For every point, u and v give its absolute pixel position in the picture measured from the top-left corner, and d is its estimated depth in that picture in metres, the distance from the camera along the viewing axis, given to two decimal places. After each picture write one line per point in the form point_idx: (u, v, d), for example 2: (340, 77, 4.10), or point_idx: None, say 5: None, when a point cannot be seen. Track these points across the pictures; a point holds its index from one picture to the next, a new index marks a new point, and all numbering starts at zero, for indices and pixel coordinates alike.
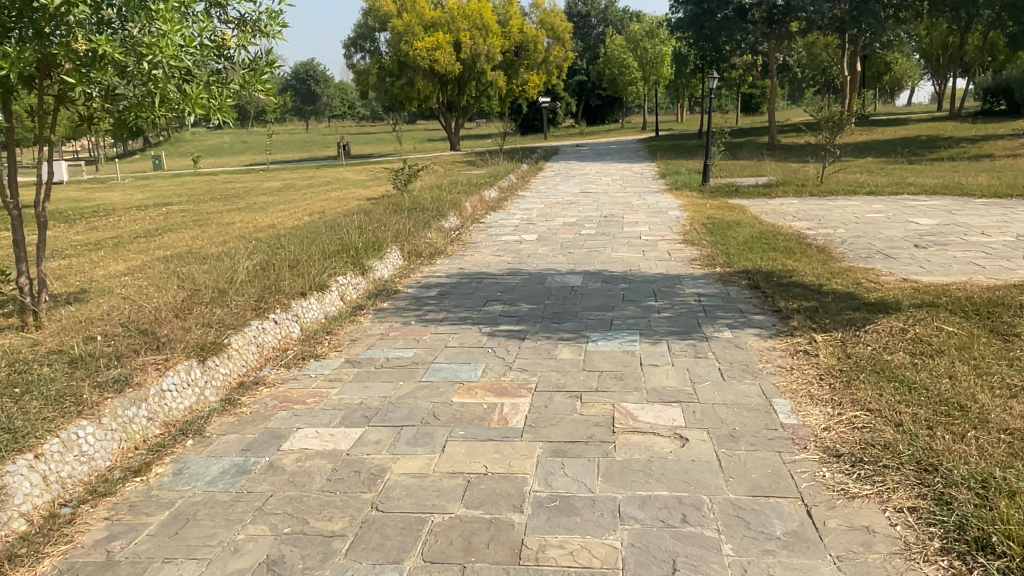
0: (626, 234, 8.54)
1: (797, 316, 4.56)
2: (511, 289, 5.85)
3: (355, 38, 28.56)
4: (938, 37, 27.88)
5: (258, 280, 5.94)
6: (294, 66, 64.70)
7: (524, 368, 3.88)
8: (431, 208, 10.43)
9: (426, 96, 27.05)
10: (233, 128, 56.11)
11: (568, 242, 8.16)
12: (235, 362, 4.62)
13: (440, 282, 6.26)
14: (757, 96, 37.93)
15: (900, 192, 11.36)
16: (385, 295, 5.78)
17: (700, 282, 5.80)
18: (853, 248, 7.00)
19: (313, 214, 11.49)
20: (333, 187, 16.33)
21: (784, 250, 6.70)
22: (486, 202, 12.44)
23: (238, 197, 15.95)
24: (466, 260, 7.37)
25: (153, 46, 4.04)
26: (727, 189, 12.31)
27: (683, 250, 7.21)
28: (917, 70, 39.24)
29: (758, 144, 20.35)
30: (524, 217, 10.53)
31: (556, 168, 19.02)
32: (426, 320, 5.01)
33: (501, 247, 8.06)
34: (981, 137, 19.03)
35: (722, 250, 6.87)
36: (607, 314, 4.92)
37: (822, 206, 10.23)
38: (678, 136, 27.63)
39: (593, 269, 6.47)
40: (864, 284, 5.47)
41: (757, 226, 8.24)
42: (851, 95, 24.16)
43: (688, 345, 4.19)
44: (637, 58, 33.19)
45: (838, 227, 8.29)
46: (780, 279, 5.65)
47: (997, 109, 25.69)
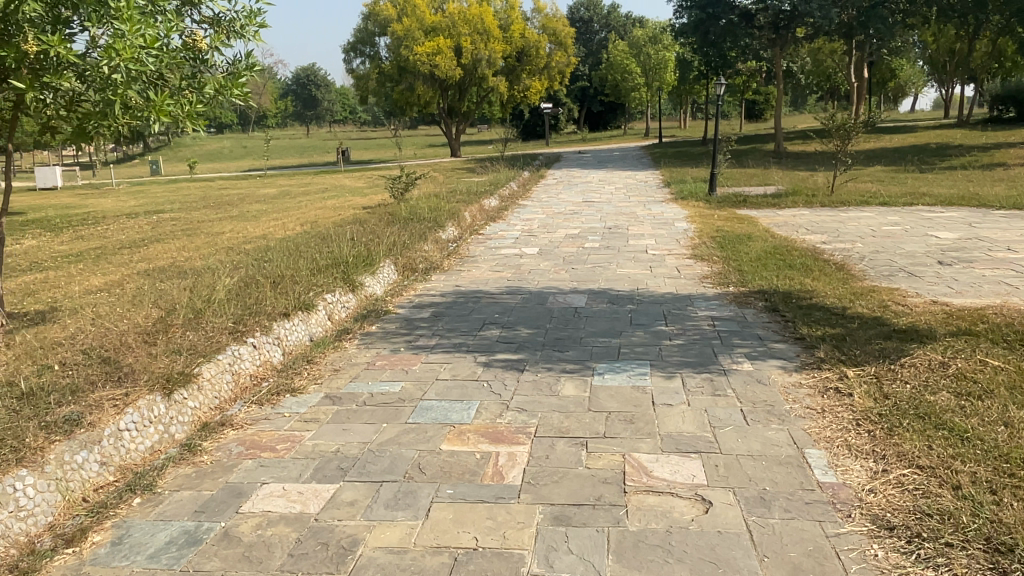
0: (631, 248, 8.14)
1: (823, 346, 4.15)
2: (510, 310, 5.44)
3: (355, 43, 28.23)
4: (945, 43, 27.52)
5: (238, 299, 5.54)
6: (295, 71, 64.49)
7: (522, 408, 3.47)
8: (428, 219, 10.06)
9: (426, 101, 26.73)
10: (233, 134, 55.90)
11: (571, 256, 7.76)
12: (206, 394, 4.23)
13: (434, 301, 5.86)
14: (761, 102, 37.57)
15: (915, 203, 10.96)
16: (374, 316, 5.37)
17: (713, 304, 5.39)
18: (873, 265, 6.59)
19: (306, 224, 11.11)
20: (329, 195, 15.97)
21: (801, 267, 6.29)
22: (485, 211, 12.06)
23: (232, 205, 15.60)
24: (463, 275, 6.97)
25: (113, 50, 3.58)
26: (735, 199, 11.92)
27: (692, 267, 6.81)
28: (922, 76, 38.89)
29: (763, 151, 19.98)
30: (525, 228, 10.14)
31: (558, 175, 18.65)
32: (416, 346, 4.60)
33: (500, 262, 7.66)
34: (992, 145, 18.62)
35: (735, 267, 6.47)
36: (614, 341, 4.52)
37: (835, 218, 9.83)
38: (681, 143, 27.24)
39: (598, 288, 6.08)
40: (892, 307, 5.05)
41: (770, 240, 7.84)
42: (857, 101, 23.80)
43: (704, 380, 3.79)
44: (640, 64, 32.86)
45: (854, 242, 7.90)
46: (801, 302, 5.23)
47: (1006, 116, 25.24)
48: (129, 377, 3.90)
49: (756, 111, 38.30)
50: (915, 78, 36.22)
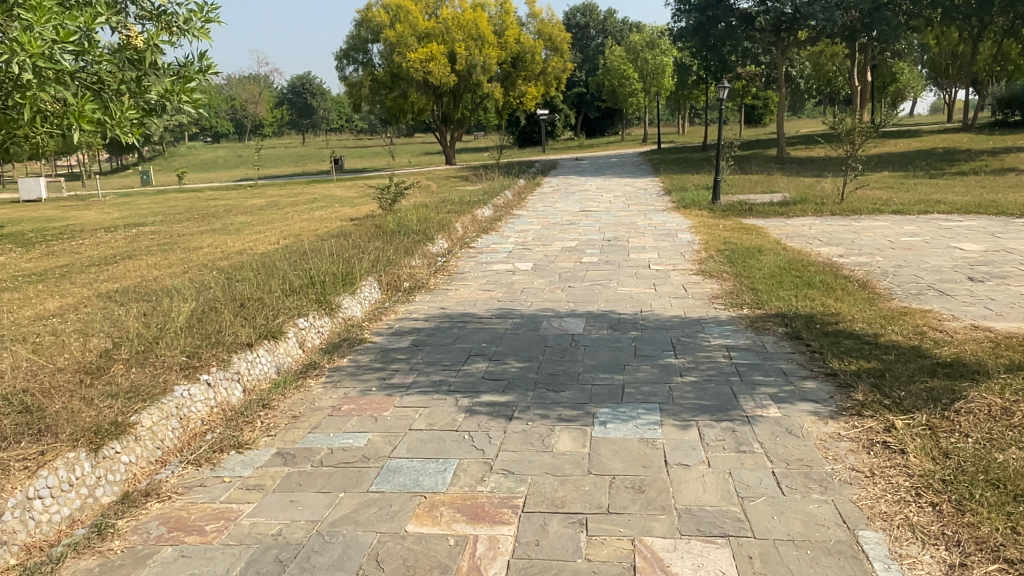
0: (632, 262, 7.58)
1: (860, 386, 3.59)
2: (500, 338, 4.86)
3: (347, 50, 27.68)
4: (947, 46, 27.09)
5: (198, 327, 4.98)
6: (291, 79, 64.06)
7: (509, 470, 2.89)
8: (417, 232, 9.53)
9: (419, 109, 26.25)
10: (228, 144, 55.43)
11: (568, 273, 7.18)
12: (145, 445, 3.64)
13: (415, 327, 5.28)
14: (760, 107, 37.17)
15: (930, 211, 10.42)
16: (347, 347, 4.79)
17: (727, 329, 4.82)
18: (898, 283, 6.02)
19: (288, 238, 10.53)
20: (317, 206, 15.44)
21: (821, 286, 5.74)
22: (478, 222, 11.52)
23: (217, 216, 15.03)
24: (450, 296, 6.39)
25: (16, 42, 3.08)
26: (739, 207, 11.39)
27: (700, 285, 6.24)
28: (923, 79, 38.49)
29: (766, 157, 19.49)
30: (519, 240, 9.57)
31: (555, 183, 18.09)
32: (390, 386, 4.01)
33: (491, 279, 7.09)
34: (1001, 149, 18.12)
35: (748, 286, 5.89)
36: (617, 379, 3.93)
37: (848, 228, 9.26)
38: (681, 149, 26.77)
39: (597, 310, 5.50)
40: (930, 334, 4.47)
41: (781, 253, 7.29)
42: (860, 105, 23.31)
43: (725, 431, 3.20)
44: (637, 69, 32.37)
45: (873, 254, 7.34)
46: (827, 327, 4.66)
47: (1012, 119, 24.77)
48: (49, 430, 3.31)
49: (755, 116, 37.80)
50: (916, 83, 35.80)
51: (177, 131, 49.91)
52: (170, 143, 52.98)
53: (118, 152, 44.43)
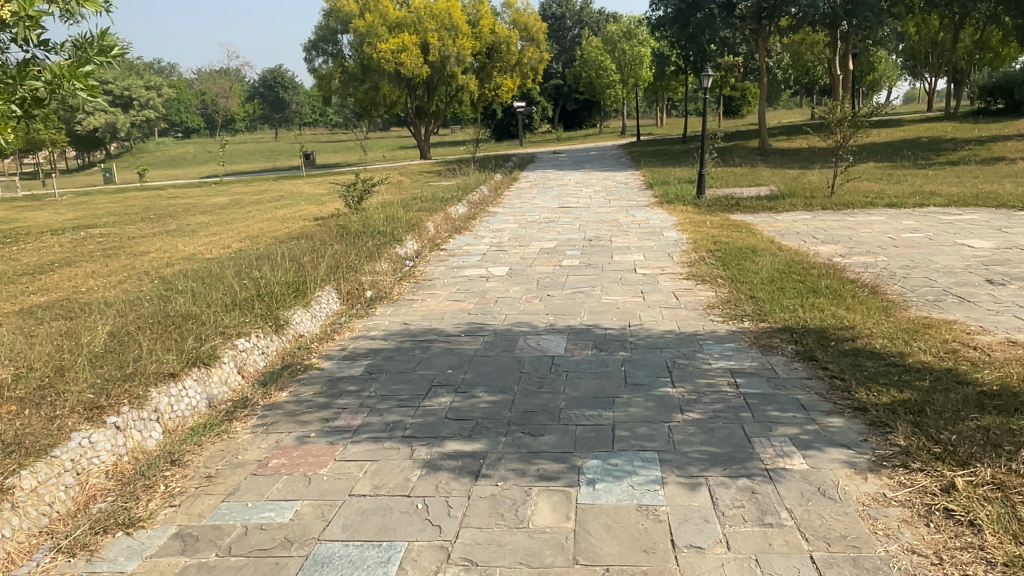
0: (616, 266, 6.94)
1: (899, 426, 2.96)
2: (469, 362, 4.18)
3: (316, 41, 26.74)
4: (927, 33, 26.81)
5: (114, 355, 4.25)
6: (261, 72, 62.69)
7: (470, 560, 2.24)
8: (383, 233, 8.85)
9: (392, 101, 25.43)
10: (198, 140, 54.10)
11: (546, 279, 6.52)
12: (28, 513, 2.89)
13: (372, 348, 4.60)
14: (738, 98, 36.80)
15: (926, 204, 9.92)
16: (288, 377, 4.07)
17: (730, 348, 4.19)
18: (911, 287, 5.43)
19: (245, 240, 9.77)
20: (282, 204, 14.68)
21: (827, 292, 5.13)
22: (451, 220, 10.86)
23: (174, 217, 14.17)
24: (414, 307, 5.70)
25: None
26: (726, 201, 10.83)
27: (693, 293, 5.61)
28: (900, 68, 38.34)
29: (749, 148, 19.00)
30: (494, 241, 8.90)
31: (532, 178, 17.42)
32: (334, 430, 3.32)
33: (461, 287, 6.40)
34: (987, 138, 17.76)
35: (747, 295, 5.27)
36: (606, 418, 3.27)
37: (843, 223, 8.69)
38: (660, 141, 26.25)
39: (580, 325, 4.85)
40: (963, 352, 3.86)
41: (777, 253, 6.69)
42: (842, 94, 22.89)
43: (743, 492, 2.57)
44: (615, 60, 31.76)
45: (876, 253, 6.76)
46: (844, 344, 4.04)
47: (993, 108, 24.50)
48: None
49: (733, 107, 37.42)
50: (893, 73, 35.65)
51: (145, 126, 48.57)
52: (137, 139, 51.53)
53: (83, 149, 43.04)
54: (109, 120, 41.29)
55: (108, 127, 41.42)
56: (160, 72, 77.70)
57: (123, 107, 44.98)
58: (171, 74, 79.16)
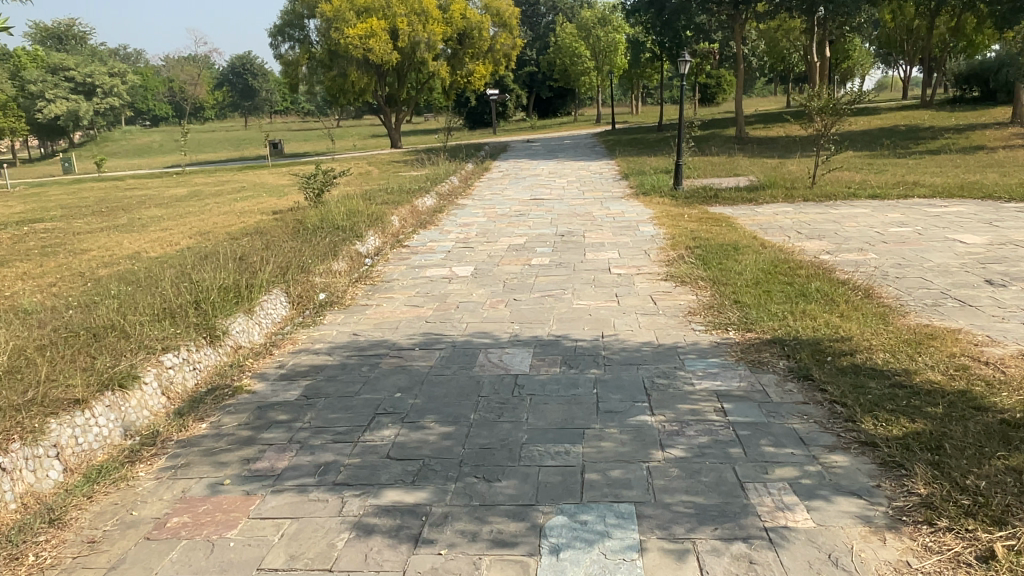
0: (589, 264, 6.48)
1: (916, 468, 2.53)
2: (420, 383, 3.68)
3: (281, 25, 25.83)
4: (902, 21, 26.66)
5: (12, 376, 3.62)
6: (229, 59, 61.19)
7: None
8: (342, 229, 8.31)
9: (361, 88, 24.68)
10: (164, 129, 52.78)
11: (513, 280, 6.03)
12: None
13: (314, 365, 4.08)
14: (713, 86, 36.54)
15: (909, 195, 9.60)
16: (212, 403, 3.54)
17: (714, 364, 3.74)
18: (906, 289, 5.03)
19: (195, 236, 9.14)
20: (242, 196, 14.02)
21: (817, 297, 4.71)
22: (416, 213, 10.34)
23: (126, 210, 13.44)
24: (367, 314, 5.17)
25: None
26: (704, 193, 10.43)
27: (672, 297, 5.16)
28: (874, 56, 38.28)
29: (725, 137, 18.66)
30: (461, 237, 8.38)
31: (505, 168, 16.90)
32: (254, 474, 2.82)
33: (421, 290, 5.89)
34: (963, 126, 17.58)
35: (731, 299, 4.83)
36: (575, 456, 2.80)
37: (827, 216, 8.32)
38: (636, 129, 25.85)
39: (549, 336, 4.38)
40: (974, 369, 3.44)
41: (760, 250, 6.27)
42: (818, 81, 22.61)
43: (737, 562, 2.11)
44: (589, 47, 31.25)
45: (864, 250, 6.37)
46: (841, 360, 3.62)
47: (969, 96, 24.40)
48: None
49: (709, 95, 37.09)
50: (868, 60, 35.59)
51: (109, 115, 47.06)
52: (101, 127, 49.95)
53: (43, 138, 41.50)
54: (71, 109, 39.78)
55: (70, 115, 39.95)
56: (125, 58, 75.56)
57: (85, 94, 43.44)
58: (137, 61, 77.03)
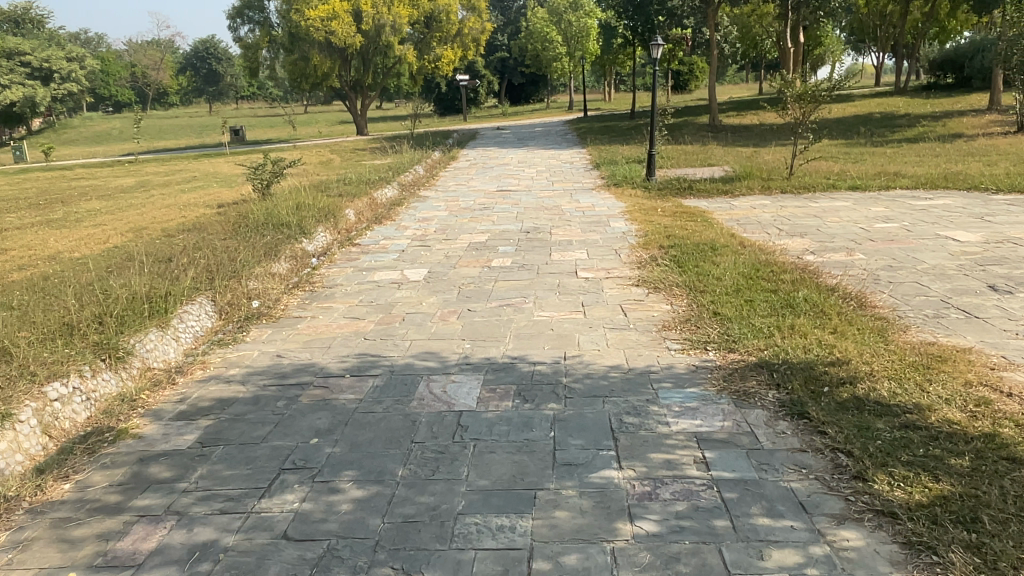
0: (554, 266, 5.90)
1: (951, 555, 2.00)
2: (343, 425, 3.06)
3: (240, 7, 24.82)
4: (876, 7, 26.39)
5: None
6: (193, 43, 59.42)
7: None
8: (287, 226, 7.64)
9: (324, 73, 23.82)
10: (125, 115, 51.08)
11: (468, 285, 5.43)
12: None
13: (222, 400, 3.47)
14: (686, 72, 36.09)
15: (891, 187, 9.16)
16: (84, 456, 2.93)
17: (693, 397, 3.16)
18: (903, 297, 4.52)
19: (128, 233, 8.43)
20: (192, 186, 13.24)
21: (805, 307, 4.18)
22: (373, 206, 9.70)
23: (64, 202, 12.59)
24: (299, 328, 4.53)
25: None
26: (677, 184, 9.90)
27: (644, 307, 4.58)
28: (846, 43, 38.08)
29: (699, 124, 18.18)
30: (418, 233, 7.75)
31: (472, 156, 16.24)
32: (107, 563, 2.21)
33: (364, 297, 5.25)
34: (940, 113, 17.26)
35: (709, 310, 4.27)
36: (521, 534, 2.22)
37: (808, 210, 7.84)
38: (609, 116, 25.27)
39: (502, 359, 3.77)
40: (997, 404, 2.93)
41: (739, 251, 5.73)
42: (792, 68, 22.22)
43: None
44: (561, 32, 30.60)
45: (852, 250, 5.87)
46: (839, 393, 3.08)
47: (942, 83, 24.18)
48: None
49: (682, 82, 36.66)
50: (840, 47, 35.37)
51: (68, 101, 45.38)
52: (60, 113, 48.20)
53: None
54: (27, 94, 38.15)
55: (26, 101, 38.32)
56: (86, 43, 73.23)
57: (42, 79, 41.71)
58: (99, 45, 74.55)
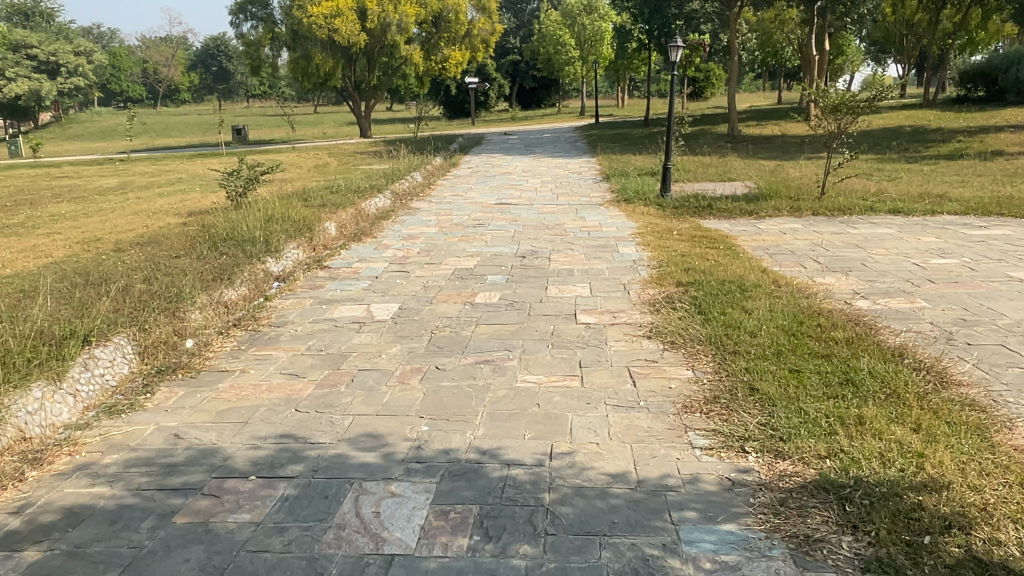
0: (549, 304, 4.92)
1: None
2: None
3: (242, 3, 23.96)
4: (903, 14, 25.25)
5: None
6: (204, 40, 58.71)
7: None
8: (250, 243, 6.68)
9: (327, 72, 22.93)
10: (133, 111, 50.34)
11: (443, 329, 4.45)
12: None
13: (69, 513, 2.49)
14: (702, 80, 35.07)
15: (936, 210, 8.15)
16: None
17: (731, 544, 2.17)
18: (994, 369, 3.51)
19: (76, 245, 7.48)
20: (172, 190, 12.32)
21: (872, 387, 3.19)
22: (356, 218, 8.75)
23: (34, 204, 11.69)
24: (219, 391, 3.55)
25: None
26: (696, 201, 8.90)
27: (659, 373, 3.59)
28: (867, 52, 37.01)
29: (717, 134, 17.19)
30: (399, 254, 6.80)
31: (475, 163, 15.29)
32: None
33: (314, 343, 4.27)
34: (976, 128, 16.20)
35: (745, 386, 3.28)
36: None
37: (846, 237, 6.84)
38: (621, 123, 24.27)
39: (464, 454, 2.78)
40: None
41: (777, 295, 4.71)
42: (815, 77, 21.13)
43: None
44: (574, 35, 29.62)
45: (912, 295, 4.86)
46: (948, 549, 2.09)
47: (973, 95, 23.05)
48: None
49: (698, 89, 35.54)
50: (862, 56, 34.20)
51: (76, 96, 44.72)
52: (68, 109, 47.51)
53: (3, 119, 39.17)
54: (33, 88, 37.37)
55: (32, 95, 37.48)
56: (99, 39, 72.75)
57: (48, 73, 41.08)
58: (110, 41, 73.99)
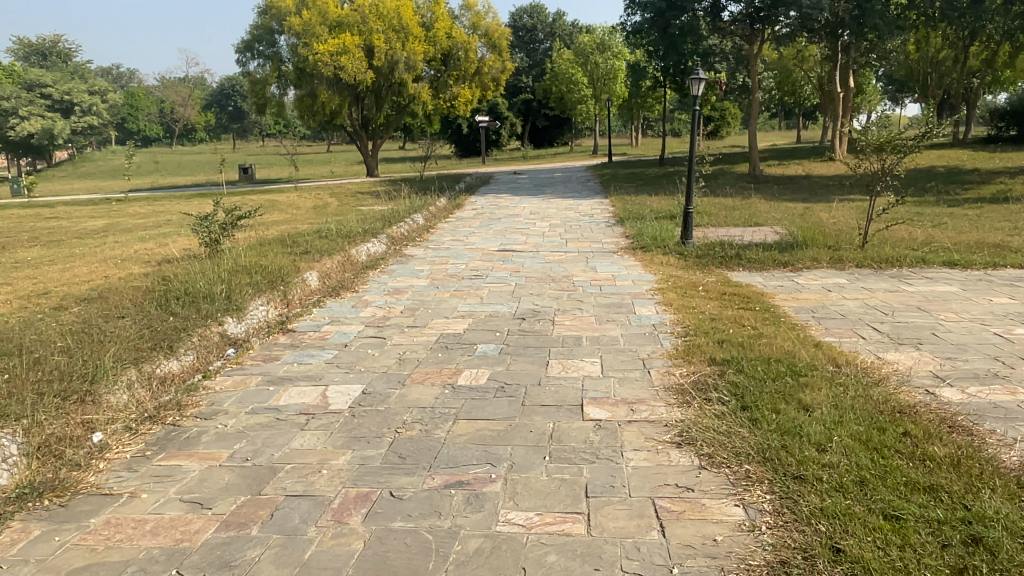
0: (549, 390, 3.91)
1: None
2: None
3: (248, 41, 23.43)
4: (927, 51, 24.45)
5: None
6: (220, 80, 58.88)
7: None
8: (207, 300, 5.71)
9: (333, 110, 22.32)
10: (147, 150, 50.20)
11: (410, 427, 3.44)
12: None
13: None
14: (718, 119, 34.39)
15: (999, 263, 7.11)
16: None
17: None
18: None
19: (15, 302, 6.54)
20: (154, 234, 11.46)
21: (1015, 555, 2.16)
22: (341, 266, 7.83)
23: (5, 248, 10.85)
24: (86, 536, 2.56)
25: None
26: (722, 249, 7.91)
27: (700, 511, 2.57)
28: (885, 91, 36.27)
29: (738, 174, 16.28)
30: (379, 314, 5.84)
31: (481, 205, 14.42)
32: None
33: (244, 446, 3.28)
34: (1015, 168, 15.17)
35: (829, 547, 2.26)
36: None
37: (905, 298, 5.82)
38: (635, 162, 23.44)
39: None
40: None
41: (842, 384, 3.66)
42: (839, 116, 20.28)
43: None
44: (588, 74, 29.04)
45: (1012, 382, 3.81)
46: None
47: (1005, 134, 22.06)
48: None
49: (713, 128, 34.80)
50: (880, 94, 33.42)
51: (90, 134, 44.57)
52: (83, 148, 47.38)
53: (17, 157, 38.99)
54: (45, 126, 37.07)
55: (45, 134, 37.16)
56: (115, 79, 73.38)
57: (63, 112, 41.01)
58: (129, 81, 74.79)
